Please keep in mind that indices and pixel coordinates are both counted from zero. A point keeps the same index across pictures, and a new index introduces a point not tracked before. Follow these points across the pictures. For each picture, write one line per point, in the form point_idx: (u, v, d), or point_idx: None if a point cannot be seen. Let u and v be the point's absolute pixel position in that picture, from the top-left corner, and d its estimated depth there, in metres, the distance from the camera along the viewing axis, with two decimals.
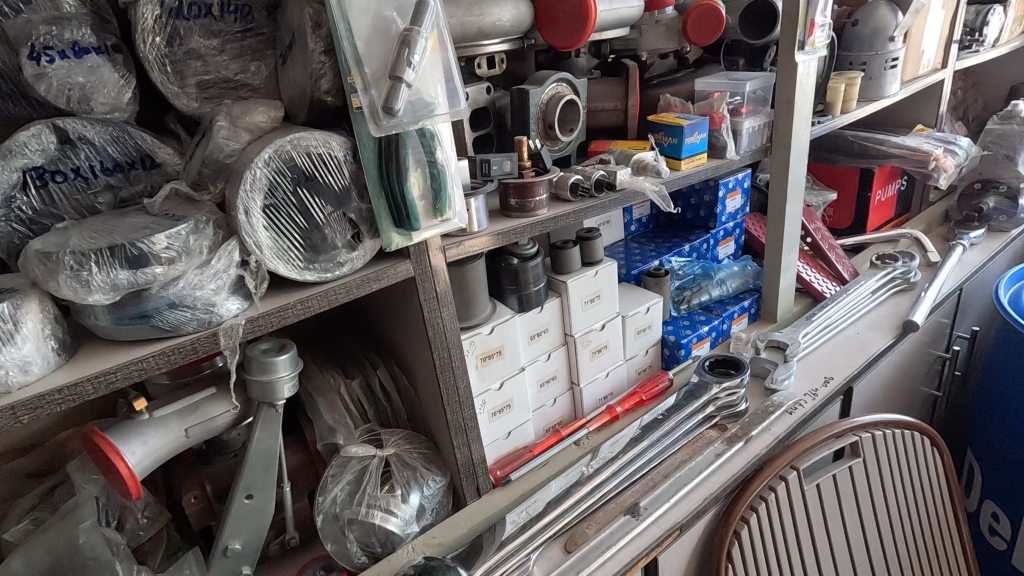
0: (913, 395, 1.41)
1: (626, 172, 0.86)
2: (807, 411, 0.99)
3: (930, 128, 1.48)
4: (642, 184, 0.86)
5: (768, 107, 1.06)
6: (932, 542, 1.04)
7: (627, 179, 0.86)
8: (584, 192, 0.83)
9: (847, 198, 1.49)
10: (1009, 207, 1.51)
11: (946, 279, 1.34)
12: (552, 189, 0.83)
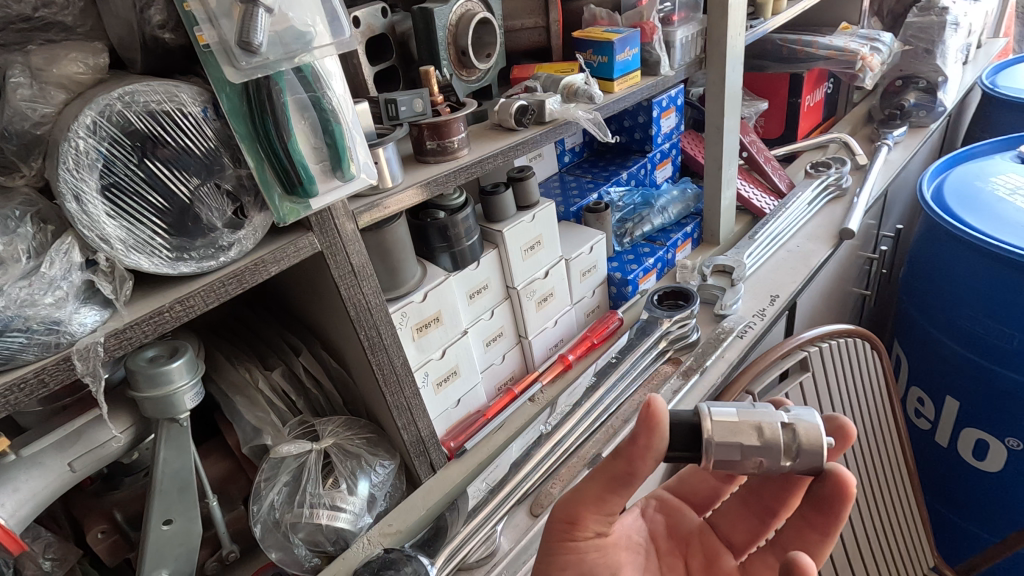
0: (846, 297, 1.46)
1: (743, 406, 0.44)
2: (756, 333, 0.98)
3: (854, 26, 1.44)
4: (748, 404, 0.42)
5: (701, 13, 0.97)
6: (871, 440, 1.09)
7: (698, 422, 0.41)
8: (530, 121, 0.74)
9: (778, 106, 1.46)
10: (929, 102, 1.50)
11: (875, 183, 1.34)
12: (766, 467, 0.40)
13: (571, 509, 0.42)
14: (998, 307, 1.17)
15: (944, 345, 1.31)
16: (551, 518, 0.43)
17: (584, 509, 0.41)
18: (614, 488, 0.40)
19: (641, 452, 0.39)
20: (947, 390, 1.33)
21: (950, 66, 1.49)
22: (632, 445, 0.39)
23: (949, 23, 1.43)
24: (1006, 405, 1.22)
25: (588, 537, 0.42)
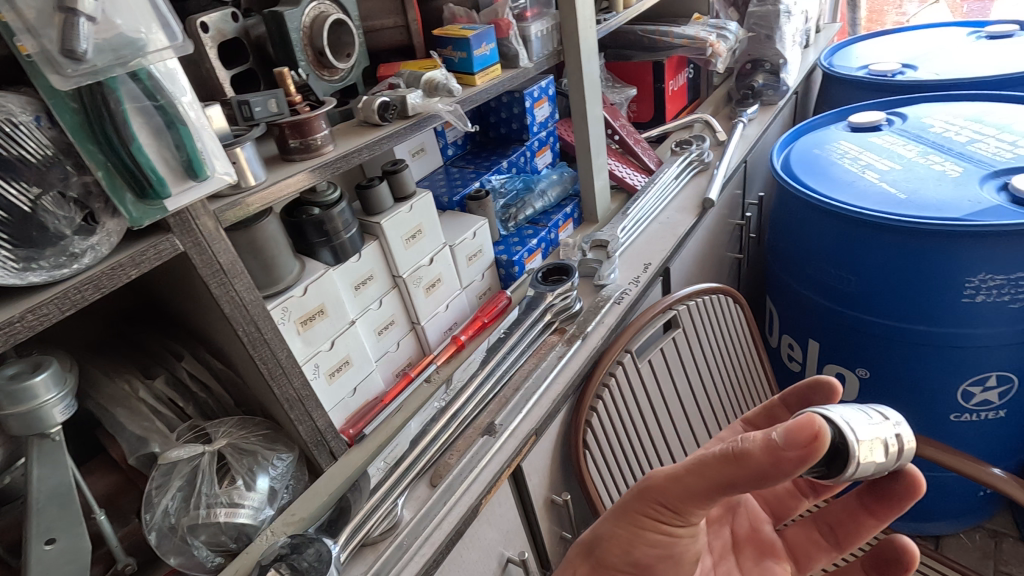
0: (720, 261, 1.61)
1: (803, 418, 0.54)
2: (632, 298, 1.08)
3: (705, 16, 1.59)
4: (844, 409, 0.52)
5: (554, 8, 1.04)
6: (741, 383, 1.25)
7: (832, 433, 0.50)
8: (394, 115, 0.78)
9: (645, 92, 1.59)
10: (774, 82, 1.69)
11: (733, 156, 1.49)
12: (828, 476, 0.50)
13: (677, 502, 0.52)
14: (836, 257, 1.35)
15: (802, 295, 1.49)
16: (653, 503, 0.54)
17: (681, 497, 0.52)
18: (719, 484, 0.49)
19: (766, 467, 0.45)
20: (807, 334, 1.52)
21: (789, 49, 1.67)
22: (763, 456, 0.45)
23: (783, 11, 1.61)
24: (851, 341, 1.41)
25: (678, 520, 0.54)
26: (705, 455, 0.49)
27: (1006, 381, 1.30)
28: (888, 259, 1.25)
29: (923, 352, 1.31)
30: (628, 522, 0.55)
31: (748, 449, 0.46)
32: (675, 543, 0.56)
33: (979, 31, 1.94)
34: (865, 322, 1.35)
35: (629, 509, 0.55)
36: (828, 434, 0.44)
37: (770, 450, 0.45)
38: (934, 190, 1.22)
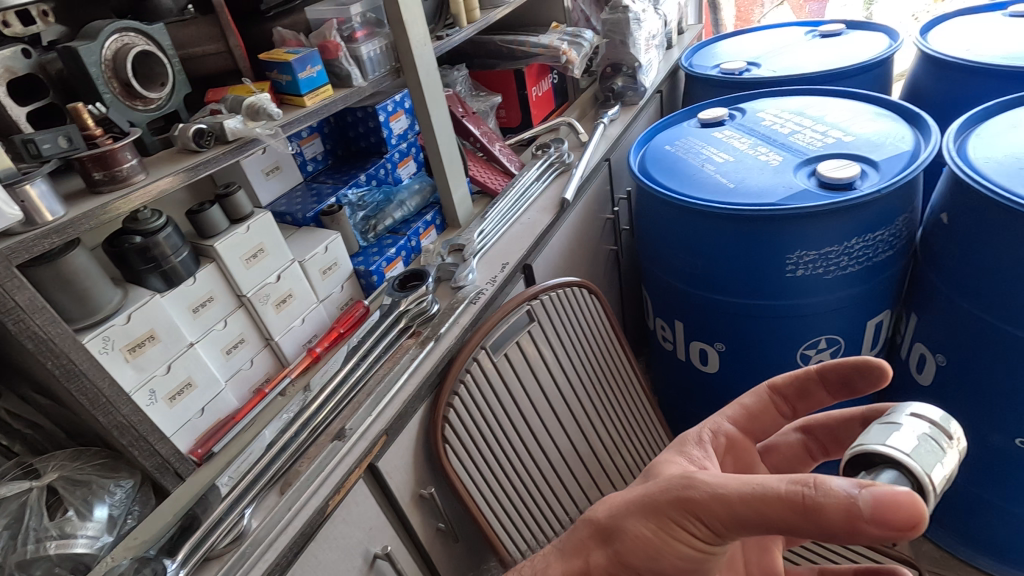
0: (594, 254, 1.72)
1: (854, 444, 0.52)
2: (487, 296, 1.15)
3: (561, 25, 1.69)
4: (900, 435, 0.50)
5: (386, 28, 1.09)
6: (603, 365, 1.36)
7: (903, 475, 0.48)
8: (210, 141, 0.81)
9: (511, 98, 1.67)
10: (632, 84, 1.81)
11: (592, 156, 1.60)
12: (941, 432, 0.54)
13: (720, 523, 0.53)
14: (684, 243, 1.47)
15: (665, 281, 1.61)
16: (697, 516, 0.55)
17: (727, 522, 0.52)
18: (773, 526, 0.49)
19: (839, 529, 0.45)
20: (674, 315, 1.64)
21: (643, 53, 1.80)
22: (839, 517, 0.44)
23: (631, 18, 1.72)
24: (708, 318, 1.54)
25: (712, 538, 0.55)
26: (769, 488, 0.48)
27: (834, 342, 1.48)
28: (724, 243, 1.39)
29: (764, 323, 1.46)
30: (660, 525, 0.58)
31: (822, 508, 0.45)
32: (704, 558, 0.59)
33: (814, 30, 2.15)
34: (715, 301, 1.49)
35: (663, 513, 0.57)
36: (926, 519, 0.43)
37: (850, 519, 0.44)
38: (756, 179, 1.37)
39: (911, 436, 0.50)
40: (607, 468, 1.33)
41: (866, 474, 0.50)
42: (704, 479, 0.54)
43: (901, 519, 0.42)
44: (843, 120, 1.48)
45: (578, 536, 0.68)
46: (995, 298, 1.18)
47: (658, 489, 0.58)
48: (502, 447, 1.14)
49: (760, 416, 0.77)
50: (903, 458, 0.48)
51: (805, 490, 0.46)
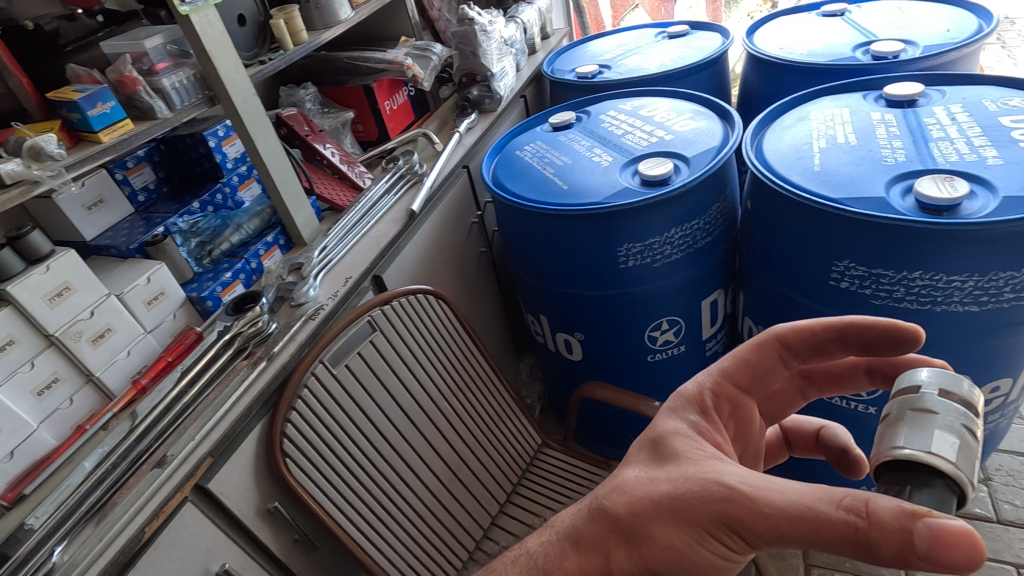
0: (462, 258, 1.78)
1: (896, 449, 0.57)
2: (326, 312, 1.20)
3: (410, 39, 1.75)
4: (934, 439, 0.57)
5: (192, 57, 1.10)
6: (457, 364, 1.44)
7: (942, 481, 0.55)
8: None
9: (364, 112, 1.71)
10: (488, 92, 1.88)
11: (445, 164, 1.67)
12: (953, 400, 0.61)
13: (752, 536, 0.60)
14: (533, 243, 1.56)
15: (526, 280, 1.68)
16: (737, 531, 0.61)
17: (772, 538, 0.58)
18: (819, 544, 0.56)
19: (889, 556, 0.52)
20: (539, 310, 1.72)
21: (495, 62, 1.88)
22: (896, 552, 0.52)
23: (479, 30, 1.80)
24: (567, 312, 1.64)
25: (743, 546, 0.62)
26: (821, 513, 0.55)
27: (675, 323, 1.60)
28: (565, 241, 1.49)
29: (612, 312, 1.57)
30: (695, 537, 0.65)
31: (876, 539, 0.52)
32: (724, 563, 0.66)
33: (664, 31, 2.29)
34: (567, 295, 1.59)
35: (704, 528, 0.64)
36: (980, 561, 0.50)
37: (905, 549, 0.51)
38: (588, 180, 1.48)
39: (946, 438, 0.57)
40: (465, 463, 1.40)
41: (906, 484, 0.57)
42: (749, 495, 0.60)
43: (966, 549, 0.49)
44: (667, 120, 1.62)
45: (596, 532, 0.72)
46: (790, 272, 1.33)
47: (699, 501, 0.63)
48: (348, 456, 1.17)
49: (764, 367, 0.84)
50: (946, 467, 0.55)
51: (859, 521, 0.53)
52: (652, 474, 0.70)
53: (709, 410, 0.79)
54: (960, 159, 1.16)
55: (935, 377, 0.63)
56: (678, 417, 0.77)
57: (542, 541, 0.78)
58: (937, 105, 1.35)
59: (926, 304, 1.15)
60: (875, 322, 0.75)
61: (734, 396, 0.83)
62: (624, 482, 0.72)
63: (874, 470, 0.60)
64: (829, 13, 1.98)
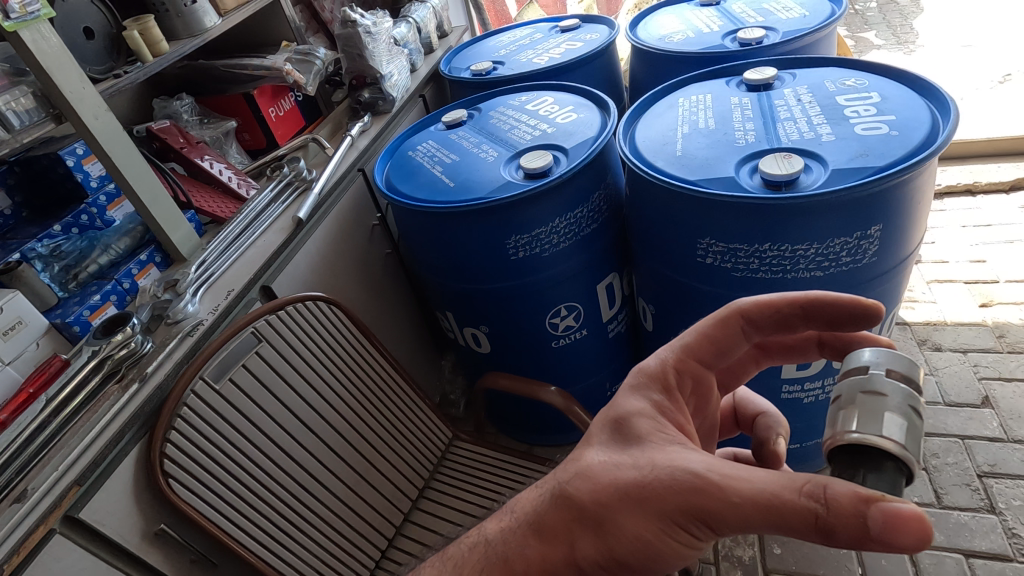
0: (367, 262, 1.77)
1: (846, 433, 0.60)
2: (206, 327, 1.18)
3: (292, 44, 1.74)
4: (883, 422, 0.60)
5: (29, 76, 1.05)
6: (355, 367, 1.45)
7: (890, 462, 0.59)
8: None
9: (249, 120, 1.69)
10: (379, 93, 1.88)
11: (336, 168, 1.66)
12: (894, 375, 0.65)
13: (714, 524, 0.62)
14: (426, 241, 1.58)
15: (428, 278, 1.70)
16: (700, 519, 0.63)
17: (733, 524, 0.61)
18: (782, 529, 0.58)
19: (848, 541, 0.54)
20: (444, 307, 1.74)
21: (385, 63, 1.88)
22: (852, 535, 0.54)
23: (363, 31, 1.80)
24: (470, 307, 1.66)
25: (706, 533, 0.64)
26: (785, 501, 0.57)
27: (573, 308, 1.66)
28: (456, 238, 1.51)
29: (511, 303, 1.60)
30: (663, 526, 0.66)
31: (836, 526, 0.54)
32: (687, 549, 0.68)
33: (556, 26, 2.35)
34: (466, 289, 1.61)
35: (672, 518, 0.65)
36: (930, 541, 0.52)
37: (863, 535, 0.54)
38: (474, 176, 1.51)
39: (896, 419, 0.60)
40: (372, 466, 1.41)
41: (860, 467, 0.60)
42: (718, 484, 0.61)
43: (914, 528, 0.52)
44: (550, 113, 1.67)
45: (560, 520, 0.73)
46: (665, 251, 1.40)
47: (667, 492, 0.65)
48: (240, 473, 1.16)
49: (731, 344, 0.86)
50: (895, 449, 0.58)
51: (819, 508, 0.55)
52: (617, 459, 0.71)
53: (672, 386, 0.81)
54: (799, 138, 1.26)
55: (883, 357, 0.67)
56: (640, 395, 0.79)
57: (501, 527, 0.79)
58: (787, 88, 1.46)
59: (778, 273, 1.24)
60: (841, 299, 0.79)
61: (698, 372, 0.85)
62: (588, 468, 0.72)
63: (828, 451, 0.63)
64: (705, 3, 2.08)
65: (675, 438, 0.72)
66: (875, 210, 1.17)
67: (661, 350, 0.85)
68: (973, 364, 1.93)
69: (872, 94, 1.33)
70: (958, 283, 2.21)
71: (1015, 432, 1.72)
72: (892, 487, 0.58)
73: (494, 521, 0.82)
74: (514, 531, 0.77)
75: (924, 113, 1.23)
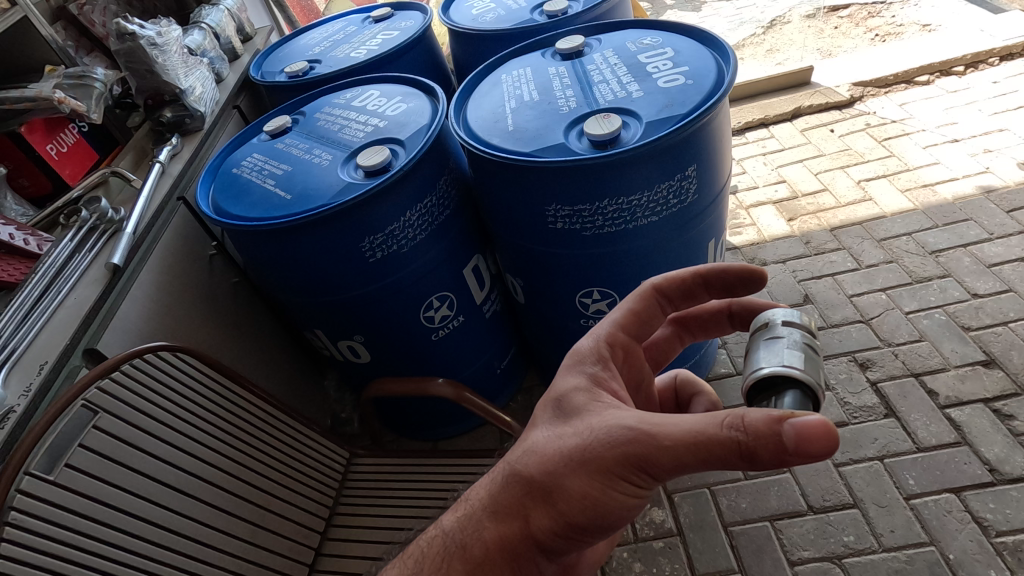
0: (212, 295, 1.60)
1: (756, 371, 0.71)
2: (20, 415, 1.00)
3: (57, 67, 1.49)
4: (787, 356, 0.71)
5: None
6: (220, 413, 1.32)
7: (798, 388, 0.69)
8: None
9: (24, 163, 1.43)
10: (185, 111, 1.69)
11: (148, 201, 1.46)
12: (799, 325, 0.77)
13: (652, 470, 0.68)
14: (275, 261, 1.48)
15: (287, 298, 1.59)
16: (640, 468, 0.68)
17: (671, 468, 0.66)
18: (713, 462, 0.64)
19: (769, 459, 0.61)
20: (312, 325, 1.64)
21: (184, 75, 1.69)
22: (773, 455, 0.60)
23: (146, 44, 1.58)
24: (339, 319, 1.58)
25: (646, 481, 0.70)
26: (709, 433, 0.63)
27: (445, 298, 1.65)
28: (307, 251, 1.43)
29: (381, 305, 1.56)
30: (605, 482, 0.71)
31: (755, 447, 0.61)
32: (633, 504, 0.73)
33: (368, 17, 2.27)
34: (330, 302, 1.54)
35: (613, 473, 0.70)
36: (838, 447, 0.59)
37: (782, 451, 0.60)
38: (310, 184, 1.43)
39: (794, 352, 0.71)
40: (270, 510, 1.30)
41: (773, 397, 0.69)
42: (649, 432, 0.67)
43: (827, 437, 0.58)
44: (378, 107, 1.62)
45: (513, 495, 0.76)
46: (518, 224, 1.45)
47: (606, 448, 0.69)
48: (105, 566, 1.00)
49: (651, 316, 0.93)
50: (798, 374, 0.68)
51: (739, 436, 0.62)
52: (560, 431, 0.75)
53: (607, 356, 0.85)
54: (614, 97, 1.35)
55: (782, 312, 0.79)
56: (577, 371, 0.82)
57: (455, 517, 0.80)
58: (596, 53, 1.55)
59: (621, 224, 1.35)
60: (735, 266, 0.92)
61: (627, 344, 0.90)
62: (534, 444, 0.76)
63: (747, 395, 0.73)
64: None
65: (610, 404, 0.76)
66: (688, 153, 1.30)
67: (594, 328, 0.90)
68: (793, 270, 2.25)
69: (667, 50, 1.46)
70: (769, 205, 2.55)
71: (831, 319, 2.04)
72: (803, 406, 0.67)
73: (448, 513, 0.82)
74: (467, 517, 0.78)
75: (710, 62, 1.38)
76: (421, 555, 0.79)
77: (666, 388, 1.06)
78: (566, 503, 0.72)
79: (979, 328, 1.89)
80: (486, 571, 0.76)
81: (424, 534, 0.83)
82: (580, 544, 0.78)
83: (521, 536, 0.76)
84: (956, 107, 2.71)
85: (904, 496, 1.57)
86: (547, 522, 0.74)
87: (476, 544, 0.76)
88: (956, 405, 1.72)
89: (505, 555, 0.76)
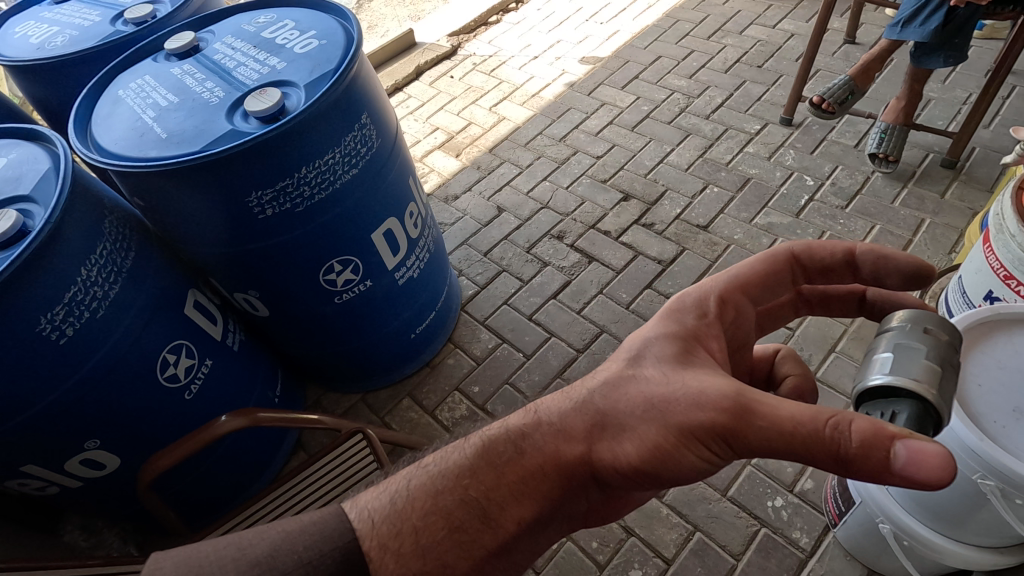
0: None
1: (871, 378, 0.81)
2: None
3: None
4: (904, 371, 0.79)
5: None
6: None
7: (917, 404, 0.78)
8: None
9: None
10: None
11: None
12: (920, 336, 0.84)
13: (737, 446, 0.76)
14: None
15: None
16: (725, 440, 0.76)
17: (761, 450, 0.74)
18: (805, 455, 0.72)
19: (866, 470, 0.69)
20: (15, 466, 1.24)
21: None
22: (868, 464, 0.68)
23: None
24: (54, 434, 1.25)
25: (726, 452, 0.78)
26: (811, 431, 0.71)
27: (180, 347, 1.44)
28: None
29: (104, 388, 1.28)
30: (684, 442, 0.79)
31: (857, 456, 0.69)
32: (706, 469, 0.81)
33: None
34: (28, 420, 1.19)
35: (694, 436, 0.78)
36: (945, 482, 0.67)
37: (883, 467, 0.68)
38: None
39: (914, 366, 0.79)
40: None
41: (891, 408, 0.80)
42: (749, 408, 0.74)
43: (936, 480, 0.66)
44: None
45: (579, 423, 0.87)
46: (223, 230, 1.34)
47: (691, 412, 0.78)
48: None
49: (780, 280, 1.05)
50: (916, 388, 0.77)
51: (843, 442, 0.70)
52: (663, 377, 0.84)
53: (711, 314, 0.96)
54: (259, 74, 1.34)
55: (909, 321, 0.87)
56: (677, 319, 0.94)
57: (526, 421, 0.91)
58: (214, 43, 1.48)
59: (328, 188, 1.38)
60: (896, 256, 0.97)
61: (740, 303, 1.00)
62: (628, 380, 0.87)
63: (865, 399, 0.84)
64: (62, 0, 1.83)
65: (705, 364, 0.86)
66: (356, 101, 1.39)
67: (714, 279, 1.02)
68: (479, 193, 2.61)
69: (285, 21, 1.50)
70: (436, 151, 2.85)
71: (523, 215, 2.46)
72: (917, 423, 0.77)
73: (518, 416, 0.93)
74: (535, 425, 0.90)
75: (331, 22, 1.47)
76: (464, 444, 0.90)
77: (764, 356, 1.15)
78: (636, 441, 0.82)
79: (610, 178, 2.53)
80: (536, 482, 0.86)
81: (486, 429, 0.93)
82: (635, 488, 0.88)
83: (570, 455, 0.87)
84: (525, 34, 3.41)
85: (625, 306, 2.09)
86: (606, 454, 0.85)
87: (531, 450, 0.88)
88: (624, 232, 2.32)
89: (558, 471, 0.87)
